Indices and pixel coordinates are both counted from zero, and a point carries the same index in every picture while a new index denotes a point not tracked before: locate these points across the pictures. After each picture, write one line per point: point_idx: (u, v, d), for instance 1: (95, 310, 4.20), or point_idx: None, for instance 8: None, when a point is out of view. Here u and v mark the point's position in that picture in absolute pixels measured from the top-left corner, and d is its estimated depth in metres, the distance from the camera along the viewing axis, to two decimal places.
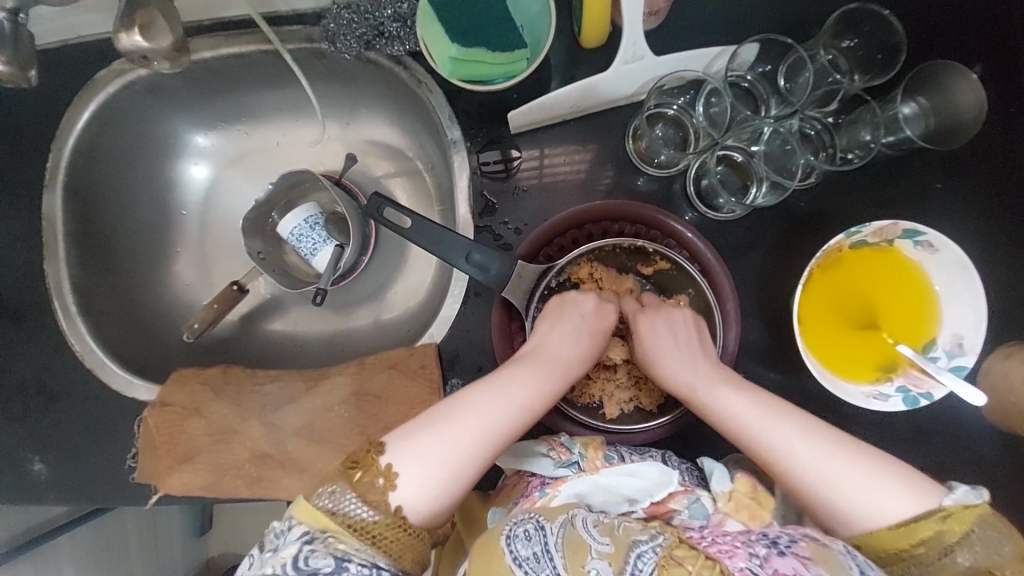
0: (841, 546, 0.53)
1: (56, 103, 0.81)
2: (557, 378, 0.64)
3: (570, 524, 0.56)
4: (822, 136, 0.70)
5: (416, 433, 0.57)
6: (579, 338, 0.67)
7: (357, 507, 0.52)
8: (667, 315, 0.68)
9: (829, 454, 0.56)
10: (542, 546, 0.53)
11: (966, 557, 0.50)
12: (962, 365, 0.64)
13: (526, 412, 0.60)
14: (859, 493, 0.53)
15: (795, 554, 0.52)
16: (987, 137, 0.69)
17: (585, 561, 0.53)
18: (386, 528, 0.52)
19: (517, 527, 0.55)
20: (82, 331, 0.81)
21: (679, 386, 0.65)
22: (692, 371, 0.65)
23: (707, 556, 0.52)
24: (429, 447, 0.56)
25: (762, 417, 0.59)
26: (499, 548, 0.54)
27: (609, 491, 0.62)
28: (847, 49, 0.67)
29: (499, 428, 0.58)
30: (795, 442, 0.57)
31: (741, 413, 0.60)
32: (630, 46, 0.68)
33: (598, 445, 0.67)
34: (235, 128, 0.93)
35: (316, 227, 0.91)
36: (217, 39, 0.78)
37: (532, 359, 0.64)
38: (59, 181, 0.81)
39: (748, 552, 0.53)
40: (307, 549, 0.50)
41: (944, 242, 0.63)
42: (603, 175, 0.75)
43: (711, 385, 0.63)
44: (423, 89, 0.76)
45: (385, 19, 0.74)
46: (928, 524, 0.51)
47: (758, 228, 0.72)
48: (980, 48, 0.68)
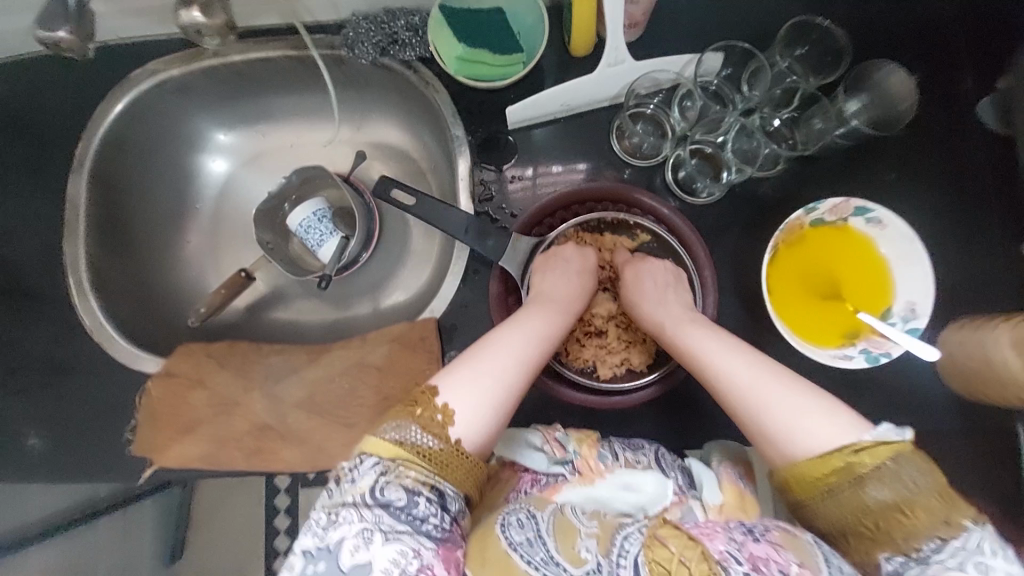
0: (810, 537, 0.55)
1: (91, 96, 0.89)
2: (562, 313, 0.71)
3: (559, 512, 0.61)
4: (782, 131, 0.80)
5: (456, 371, 0.62)
6: (577, 277, 0.76)
7: (421, 438, 0.56)
8: (652, 264, 0.77)
9: (768, 378, 0.61)
10: (536, 533, 0.57)
11: (876, 489, 0.53)
12: (916, 327, 0.71)
13: (545, 344, 0.67)
14: (793, 417, 0.57)
15: (768, 541, 0.53)
16: (925, 133, 0.79)
17: (575, 542, 0.57)
18: (449, 456, 0.56)
19: (510, 516, 0.59)
20: (94, 306, 0.84)
21: (656, 324, 0.73)
22: (667, 312, 0.72)
23: (689, 536, 0.55)
24: (472, 380, 0.61)
25: (714, 348, 0.65)
26: (494, 534, 0.57)
27: (603, 498, 0.67)
28: (801, 56, 0.78)
29: (527, 357, 0.64)
30: (739, 367, 0.62)
31: (701, 346, 0.66)
32: (612, 51, 0.77)
33: (593, 443, 0.72)
34: (254, 129, 1.01)
35: (323, 220, 0.96)
36: (246, 45, 0.87)
37: (539, 302, 0.71)
38: (86, 168, 0.87)
39: (726, 536, 0.55)
40: (382, 480, 0.54)
41: (890, 218, 0.71)
42: (593, 164, 0.83)
43: (679, 324, 0.70)
44: (430, 90, 0.84)
45: (399, 29, 0.84)
46: (840, 455, 0.54)
47: (732, 213, 0.80)
48: (913, 58, 0.79)
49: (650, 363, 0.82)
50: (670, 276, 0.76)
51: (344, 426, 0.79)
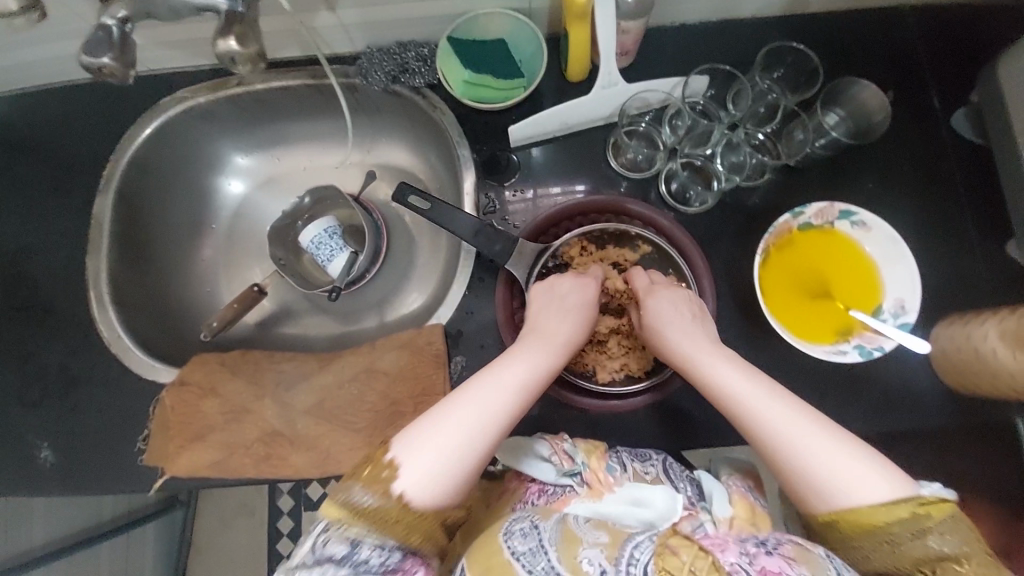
0: (823, 551, 0.57)
1: (120, 120, 0.95)
2: (551, 357, 0.69)
3: (562, 521, 0.64)
4: (769, 144, 0.86)
5: (420, 425, 0.61)
6: (568, 316, 0.73)
7: (364, 497, 0.57)
8: (670, 291, 0.75)
9: (812, 430, 0.60)
10: (539, 542, 0.61)
11: (937, 540, 0.55)
12: (907, 322, 0.75)
13: (524, 395, 0.65)
14: (844, 468, 0.57)
15: (781, 554, 0.57)
16: (899, 144, 0.85)
17: (577, 551, 0.59)
18: (390, 512, 0.57)
19: (514, 525, 0.63)
20: (112, 318, 0.87)
21: (681, 357, 0.70)
22: (693, 345, 0.70)
23: (700, 547, 0.59)
24: (431, 437, 0.60)
25: (753, 394, 0.63)
26: (497, 541, 0.62)
27: (612, 511, 0.68)
28: (779, 77, 0.86)
29: (496, 410, 0.62)
30: (784, 419, 0.61)
31: (736, 386, 0.64)
32: (605, 75, 0.84)
33: (601, 454, 0.73)
34: (270, 153, 1.07)
35: (334, 236, 1.00)
36: (269, 74, 0.94)
37: (525, 345, 0.70)
38: (112, 188, 0.92)
39: (738, 549, 0.59)
40: (324, 536, 0.56)
41: (874, 220, 0.77)
42: (592, 178, 0.89)
43: (706, 361, 0.68)
44: (438, 113, 0.91)
45: (409, 59, 0.91)
46: (904, 506, 0.55)
47: (723, 220, 0.85)
48: (883, 77, 0.86)
49: (648, 369, 0.84)
50: (688, 309, 0.74)
51: (352, 431, 0.80)
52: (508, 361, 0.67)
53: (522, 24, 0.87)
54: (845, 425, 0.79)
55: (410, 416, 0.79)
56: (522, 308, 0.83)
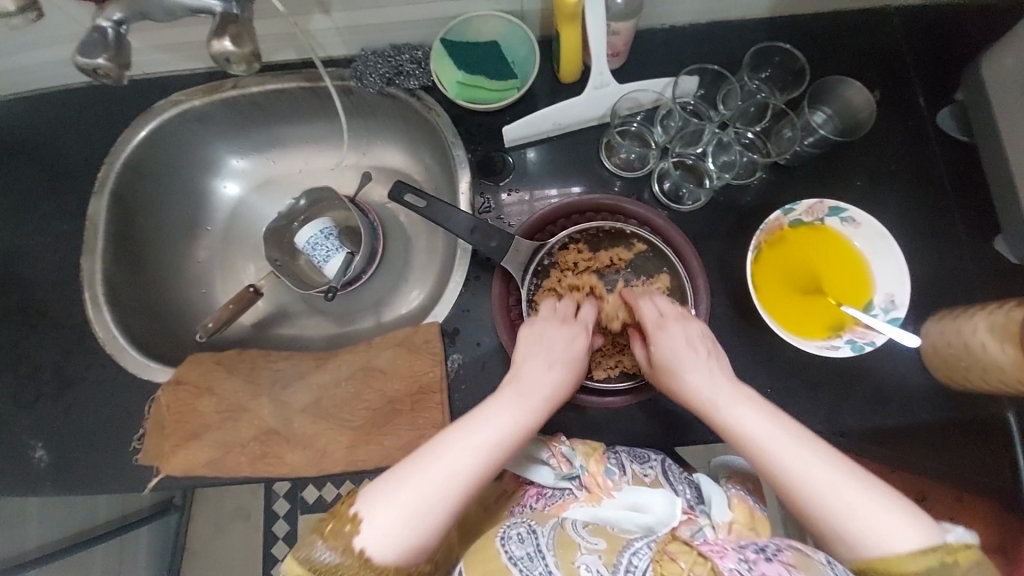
0: (822, 557, 0.56)
1: (117, 123, 0.96)
2: (530, 410, 0.66)
3: (559, 526, 0.66)
4: (757, 143, 0.87)
5: (387, 479, 0.59)
6: (552, 367, 0.71)
7: (325, 553, 0.56)
8: (682, 325, 0.74)
9: (842, 477, 0.58)
10: (535, 547, 0.62)
11: None
12: (897, 317, 0.76)
13: (496, 453, 0.61)
14: (871, 517, 0.55)
15: (780, 560, 0.55)
16: (888, 142, 0.86)
17: (574, 556, 0.61)
18: (348, 568, 0.55)
19: (511, 530, 0.65)
20: (107, 319, 0.88)
21: (700, 399, 0.68)
22: (713, 386, 0.67)
23: (699, 553, 0.58)
24: (396, 494, 0.57)
25: (777, 440, 0.61)
26: (494, 547, 0.63)
27: (609, 516, 0.68)
28: (766, 78, 0.87)
29: (466, 469, 0.59)
30: (810, 467, 0.59)
31: (757, 430, 0.62)
32: (598, 75, 0.85)
33: (600, 458, 0.75)
34: (266, 155, 1.08)
35: (330, 237, 1.01)
36: (264, 77, 0.95)
37: (506, 394, 0.67)
38: (108, 190, 0.93)
39: (738, 555, 0.57)
40: None
41: (863, 217, 0.77)
42: (585, 177, 0.90)
43: (726, 403, 0.65)
44: (433, 115, 0.92)
45: (404, 61, 0.92)
46: (931, 559, 0.53)
47: (715, 218, 0.86)
48: (870, 77, 0.88)
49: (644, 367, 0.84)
50: (699, 347, 0.72)
51: (348, 429, 0.80)
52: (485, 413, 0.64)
53: (515, 26, 0.89)
54: (838, 420, 0.80)
55: (406, 414, 0.80)
56: (518, 306, 0.84)
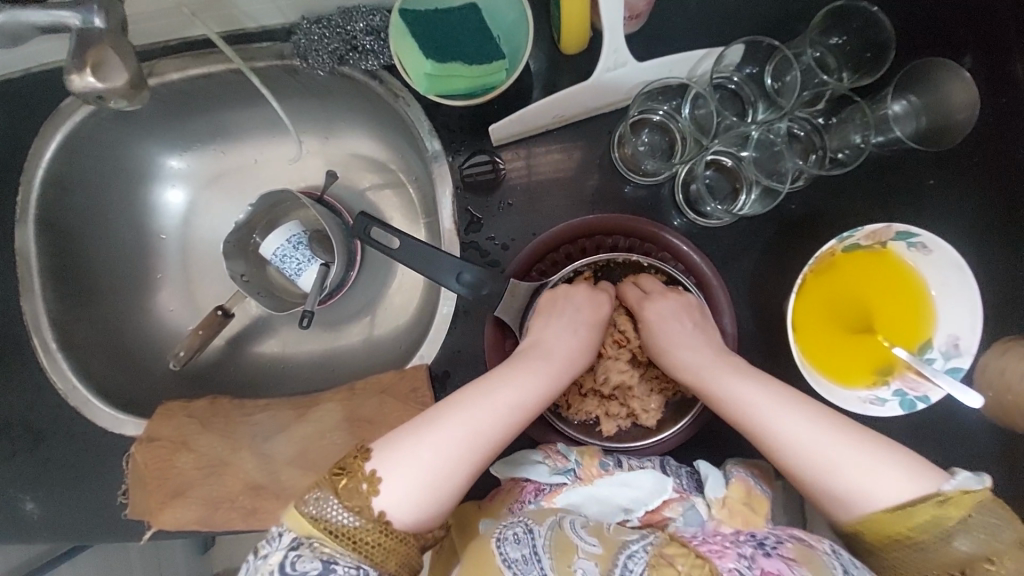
0: (827, 547, 0.55)
1: (24, 132, 0.79)
2: (552, 372, 0.63)
3: (558, 526, 0.59)
4: (812, 137, 0.68)
5: (404, 438, 0.57)
6: (576, 330, 0.66)
7: (341, 514, 0.52)
8: (673, 299, 0.66)
9: (844, 440, 0.55)
10: (532, 549, 0.56)
11: (964, 542, 0.49)
12: (958, 366, 0.64)
13: (519, 414, 0.60)
14: (867, 476, 0.53)
15: (780, 555, 0.54)
16: (979, 129, 0.68)
17: (572, 560, 0.56)
18: (368, 533, 0.53)
19: (507, 531, 0.58)
20: (64, 367, 0.80)
21: (683, 372, 0.64)
22: (699, 356, 0.64)
23: (698, 555, 0.54)
24: (416, 452, 0.56)
25: (763, 399, 0.58)
26: (490, 552, 0.57)
27: (603, 496, 0.64)
28: (836, 47, 0.66)
29: (483, 429, 0.58)
30: (798, 422, 0.56)
31: (746, 399, 0.59)
32: (611, 54, 0.65)
33: (594, 452, 0.67)
34: (210, 148, 0.90)
35: (299, 246, 0.89)
36: (185, 60, 0.75)
37: (528, 358, 0.64)
38: (30, 217, 0.79)
39: (737, 553, 0.54)
40: (294, 554, 0.51)
41: (937, 244, 0.62)
42: (591, 184, 0.73)
43: (712, 376, 0.62)
44: (401, 103, 0.73)
45: (358, 33, 0.72)
46: (925, 509, 0.50)
47: (748, 233, 0.71)
48: (968, 38, 0.67)
49: (659, 420, 0.73)
50: (685, 313, 0.66)
51: None
52: (504, 374, 0.62)
53: None
54: None
55: None
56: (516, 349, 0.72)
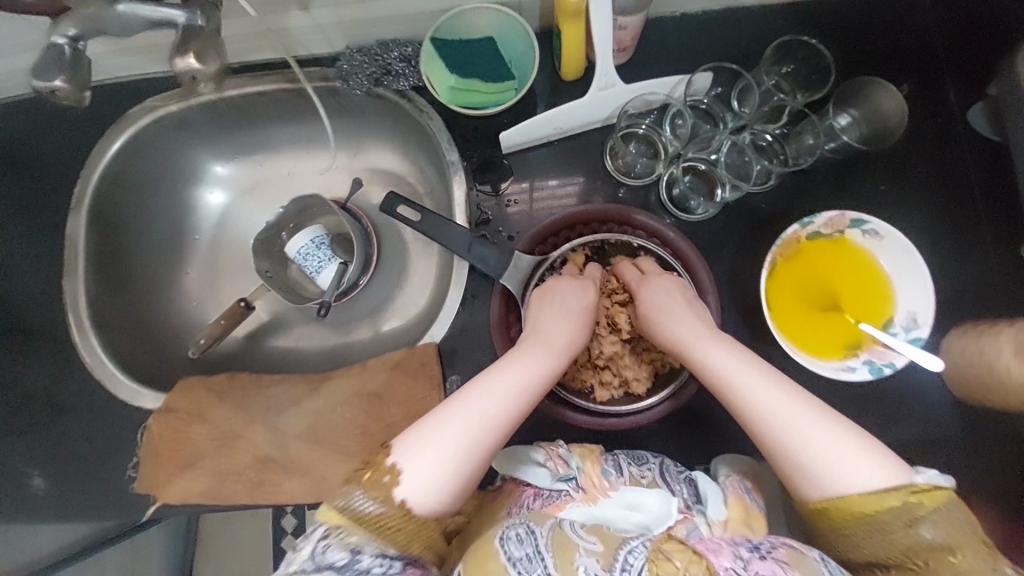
0: (816, 554, 0.58)
1: (92, 133, 0.90)
2: (554, 359, 0.68)
3: (558, 526, 0.63)
4: (774, 146, 0.82)
5: (420, 428, 0.61)
6: (569, 321, 0.71)
7: (366, 503, 0.56)
8: (666, 279, 0.73)
9: (827, 423, 0.59)
10: (534, 549, 0.60)
11: (929, 529, 0.55)
12: (919, 337, 0.72)
13: (524, 400, 0.63)
14: (843, 458, 0.57)
15: (774, 559, 0.57)
16: (913, 144, 0.81)
17: (573, 558, 0.59)
18: (393, 520, 0.56)
19: (510, 530, 0.62)
20: (93, 343, 0.85)
21: (678, 344, 0.69)
22: (692, 331, 0.68)
23: (694, 551, 0.57)
24: (430, 439, 0.59)
25: (748, 378, 0.62)
26: (493, 548, 0.61)
27: (608, 516, 0.66)
28: (787, 73, 0.81)
29: (493, 416, 0.61)
30: (781, 403, 0.60)
31: (736, 374, 0.63)
32: (602, 76, 0.79)
33: (595, 457, 0.72)
34: (251, 159, 1.02)
35: (321, 246, 0.97)
36: (243, 80, 0.89)
37: (531, 346, 0.68)
38: (85, 206, 0.88)
39: (733, 553, 0.58)
40: (323, 543, 0.55)
41: (886, 229, 0.72)
42: (588, 186, 0.84)
43: (702, 345, 0.67)
44: (425, 118, 0.86)
45: (392, 60, 0.86)
46: (897, 495, 0.55)
47: (725, 228, 0.81)
48: (895, 73, 0.82)
49: (648, 388, 0.80)
50: (678, 299, 0.72)
51: (345, 457, 0.78)
52: (511, 363, 0.66)
53: (511, 20, 0.81)
54: None
55: None
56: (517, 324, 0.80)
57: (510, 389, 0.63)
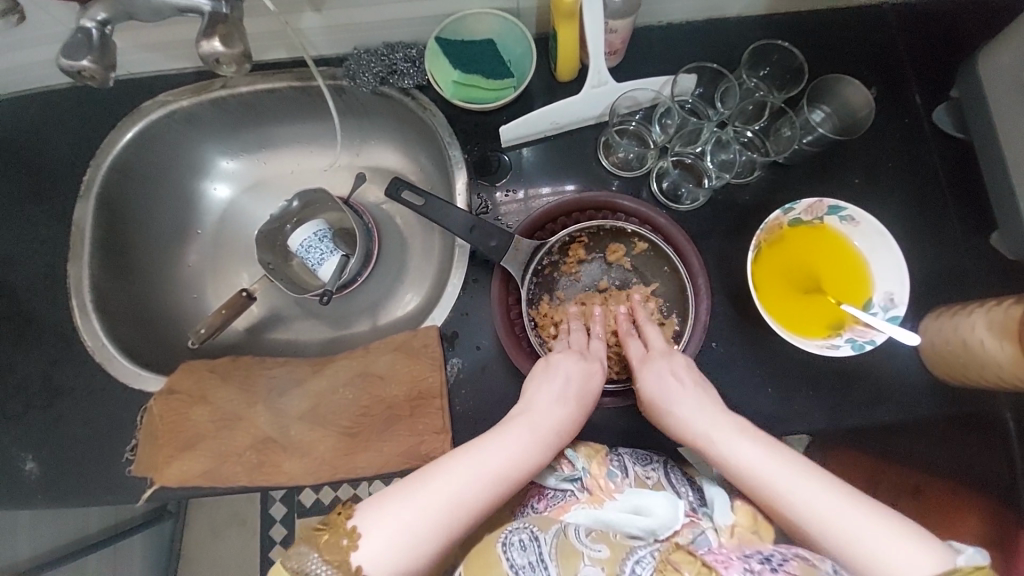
0: (829, 566, 0.58)
1: (104, 126, 0.94)
2: (536, 444, 0.67)
3: (563, 534, 0.66)
4: (756, 141, 0.87)
5: (390, 496, 0.60)
6: (562, 401, 0.71)
7: (319, 566, 0.56)
8: (669, 358, 0.74)
9: (854, 510, 0.57)
10: (538, 556, 0.64)
11: None
12: (897, 315, 0.76)
13: (498, 486, 0.63)
14: (881, 548, 0.55)
15: (786, 571, 0.58)
16: (885, 142, 0.86)
17: (577, 566, 0.64)
18: None
19: (513, 536, 0.65)
20: (96, 326, 0.86)
21: (691, 430, 0.68)
22: (703, 417, 0.67)
23: (703, 563, 0.62)
24: (398, 511, 0.59)
25: (767, 465, 0.62)
26: (496, 552, 0.64)
27: (613, 520, 0.68)
28: (765, 76, 0.88)
29: (466, 495, 0.61)
30: (804, 489, 0.59)
31: (754, 463, 0.62)
32: (595, 74, 0.83)
33: (602, 460, 0.74)
34: (256, 156, 1.05)
35: (324, 239, 0.99)
36: (254, 77, 0.93)
37: (515, 424, 0.68)
38: (94, 194, 0.90)
39: (742, 565, 0.60)
40: None
41: (862, 215, 0.77)
42: (583, 180, 0.89)
43: (718, 433, 0.66)
44: (428, 115, 0.91)
45: (398, 60, 0.90)
46: None
47: (713, 218, 0.85)
48: (866, 76, 0.88)
49: None
50: (686, 377, 0.71)
51: (346, 437, 0.79)
52: (495, 442, 0.65)
53: (510, 24, 0.87)
54: (838, 419, 0.80)
55: (405, 420, 0.79)
56: (517, 304, 0.83)
57: (485, 473, 0.62)
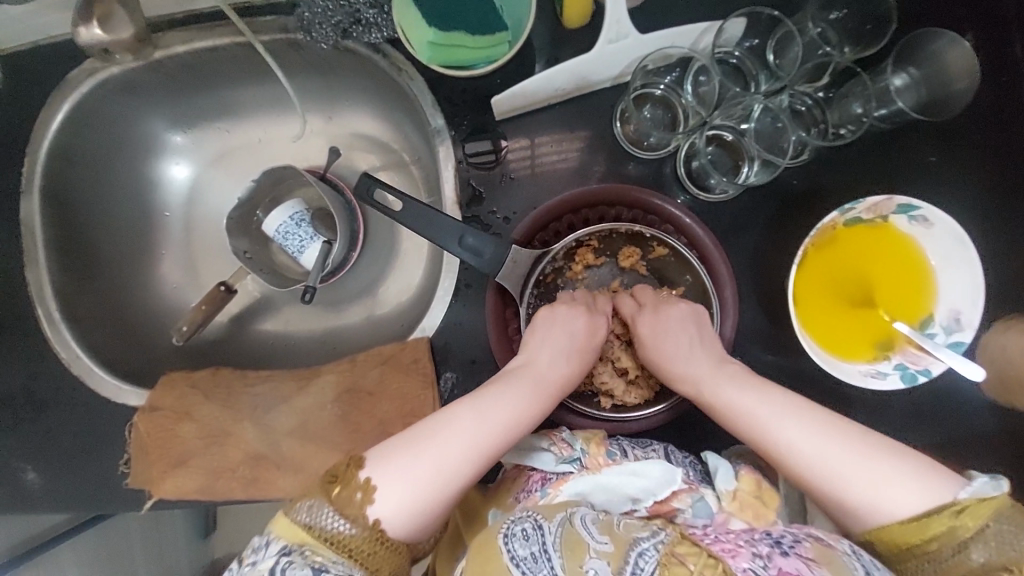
0: (846, 547, 0.52)
1: (31, 102, 0.80)
2: (540, 398, 0.62)
3: (568, 522, 0.54)
4: (813, 112, 0.70)
5: (394, 450, 0.57)
6: (567, 356, 0.65)
7: (335, 521, 0.53)
8: (679, 309, 0.66)
9: (849, 450, 0.53)
10: (540, 546, 0.52)
11: (980, 553, 0.49)
12: (961, 340, 0.64)
13: (504, 437, 0.59)
14: (874, 486, 0.51)
15: (798, 554, 0.50)
16: (980, 106, 0.68)
17: (583, 560, 0.51)
18: (364, 542, 0.53)
19: (514, 526, 0.53)
20: (68, 337, 0.81)
21: (685, 378, 0.63)
22: (698, 363, 0.63)
23: (710, 554, 0.50)
24: (406, 463, 0.56)
25: (766, 408, 0.57)
26: (497, 547, 0.52)
27: (611, 484, 0.61)
28: (836, 20, 0.67)
29: (471, 448, 0.57)
30: (797, 430, 0.55)
31: (746, 406, 0.58)
32: (614, 24, 0.66)
33: (601, 441, 0.65)
34: (214, 126, 0.91)
35: (302, 223, 0.88)
36: (189, 34, 0.76)
37: (514, 377, 0.63)
38: (36, 188, 0.80)
39: (752, 552, 0.51)
40: (284, 561, 0.52)
41: (937, 216, 0.63)
42: (596, 160, 0.73)
43: (711, 382, 0.61)
44: (404, 77, 0.74)
45: (362, 6, 0.72)
46: (941, 519, 0.50)
47: (751, 208, 0.71)
48: (967, 15, 0.67)
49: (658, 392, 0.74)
50: (694, 327, 0.65)
51: (340, 455, 0.76)
52: (496, 397, 0.60)
53: None
54: None
55: None
56: (515, 317, 0.73)
57: (497, 423, 0.58)
